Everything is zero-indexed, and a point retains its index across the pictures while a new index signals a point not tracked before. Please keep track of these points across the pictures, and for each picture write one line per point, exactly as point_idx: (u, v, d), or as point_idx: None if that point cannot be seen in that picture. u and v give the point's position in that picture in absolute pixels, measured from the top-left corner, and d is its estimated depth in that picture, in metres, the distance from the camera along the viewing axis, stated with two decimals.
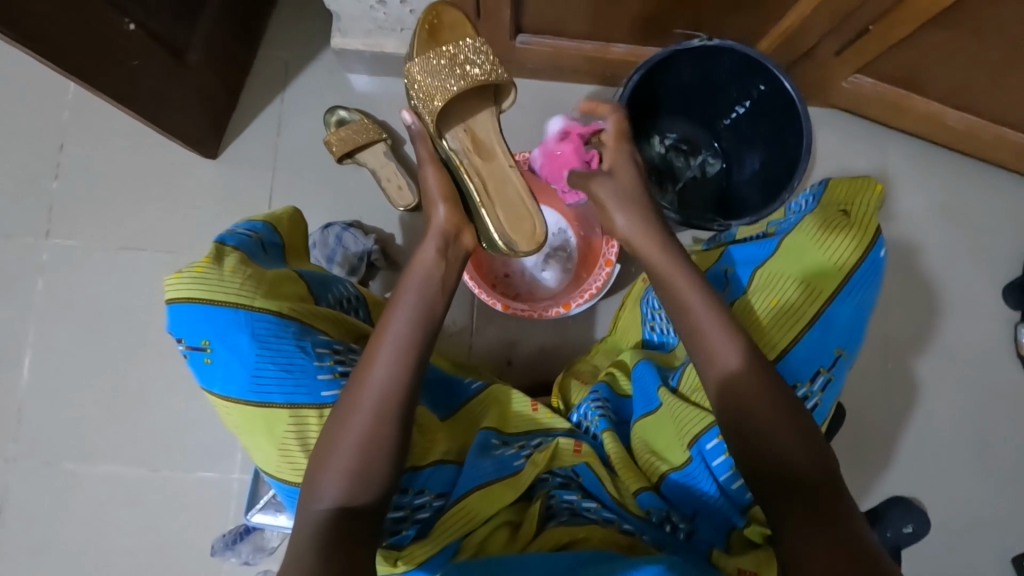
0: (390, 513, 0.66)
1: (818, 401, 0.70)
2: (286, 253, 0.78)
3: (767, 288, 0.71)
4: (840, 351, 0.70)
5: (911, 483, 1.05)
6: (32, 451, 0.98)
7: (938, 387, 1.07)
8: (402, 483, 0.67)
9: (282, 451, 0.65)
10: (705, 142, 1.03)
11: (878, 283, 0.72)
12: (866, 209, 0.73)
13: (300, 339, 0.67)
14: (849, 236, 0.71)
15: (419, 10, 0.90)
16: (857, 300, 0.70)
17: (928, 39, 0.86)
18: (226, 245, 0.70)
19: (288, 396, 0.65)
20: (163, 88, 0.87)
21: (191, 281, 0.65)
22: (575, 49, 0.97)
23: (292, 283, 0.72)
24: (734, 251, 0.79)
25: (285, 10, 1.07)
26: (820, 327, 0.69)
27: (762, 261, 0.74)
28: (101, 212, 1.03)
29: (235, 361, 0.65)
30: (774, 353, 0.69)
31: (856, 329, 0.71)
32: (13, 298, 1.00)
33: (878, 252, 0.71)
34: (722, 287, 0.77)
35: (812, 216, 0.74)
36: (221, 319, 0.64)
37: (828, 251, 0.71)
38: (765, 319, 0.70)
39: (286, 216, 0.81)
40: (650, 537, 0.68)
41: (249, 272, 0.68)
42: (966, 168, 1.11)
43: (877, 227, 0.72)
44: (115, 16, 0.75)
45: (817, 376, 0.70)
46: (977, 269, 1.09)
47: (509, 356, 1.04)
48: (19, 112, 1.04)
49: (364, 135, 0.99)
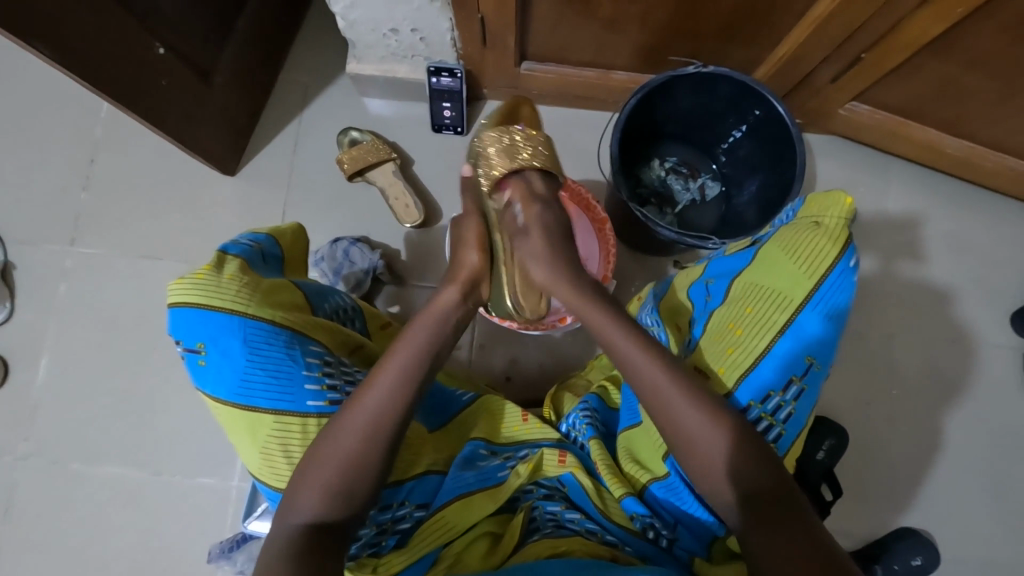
0: (367, 528, 0.65)
1: (792, 410, 0.71)
2: (285, 266, 0.81)
3: (743, 297, 0.74)
4: (811, 360, 0.71)
5: (921, 519, 1.01)
6: (41, 451, 1.01)
7: (947, 417, 1.05)
8: (382, 500, 0.67)
9: (264, 454, 0.67)
10: (704, 166, 1.07)
11: (851, 291, 0.71)
12: (836, 220, 0.72)
13: (290, 347, 0.69)
14: (821, 245, 0.71)
15: (429, 38, 0.95)
16: (825, 310, 0.71)
17: (920, 68, 0.88)
18: (228, 253, 0.72)
19: (273, 403, 0.67)
20: (190, 108, 0.92)
21: (192, 286, 0.66)
22: (577, 75, 1.01)
23: (289, 291, 0.74)
24: (712, 264, 0.81)
25: (307, 39, 1.14)
26: (789, 335, 0.71)
27: (738, 271, 0.76)
28: (123, 221, 1.08)
29: (226, 365, 0.67)
30: (748, 361, 0.71)
31: (826, 337, 0.72)
32: (37, 303, 1.05)
33: (846, 261, 0.70)
34: (705, 301, 0.79)
35: (787, 227, 0.75)
36: (215, 323, 0.66)
37: (797, 261, 0.72)
38: (740, 327, 0.73)
39: (290, 232, 0.83)
40: (633, 549, 0.70)
41: (247, 280, 0.69)
42: (975, 197, 1.11)
43: (848, 236, 0.71)
44: (146, 38, 0.81)
45: (789, 386, 0.71)
46: (981, 296, 1.09)
47: (508, 373, 1.05)
48: (56, 127, 1.11)
49: (374, 154, 1.04)
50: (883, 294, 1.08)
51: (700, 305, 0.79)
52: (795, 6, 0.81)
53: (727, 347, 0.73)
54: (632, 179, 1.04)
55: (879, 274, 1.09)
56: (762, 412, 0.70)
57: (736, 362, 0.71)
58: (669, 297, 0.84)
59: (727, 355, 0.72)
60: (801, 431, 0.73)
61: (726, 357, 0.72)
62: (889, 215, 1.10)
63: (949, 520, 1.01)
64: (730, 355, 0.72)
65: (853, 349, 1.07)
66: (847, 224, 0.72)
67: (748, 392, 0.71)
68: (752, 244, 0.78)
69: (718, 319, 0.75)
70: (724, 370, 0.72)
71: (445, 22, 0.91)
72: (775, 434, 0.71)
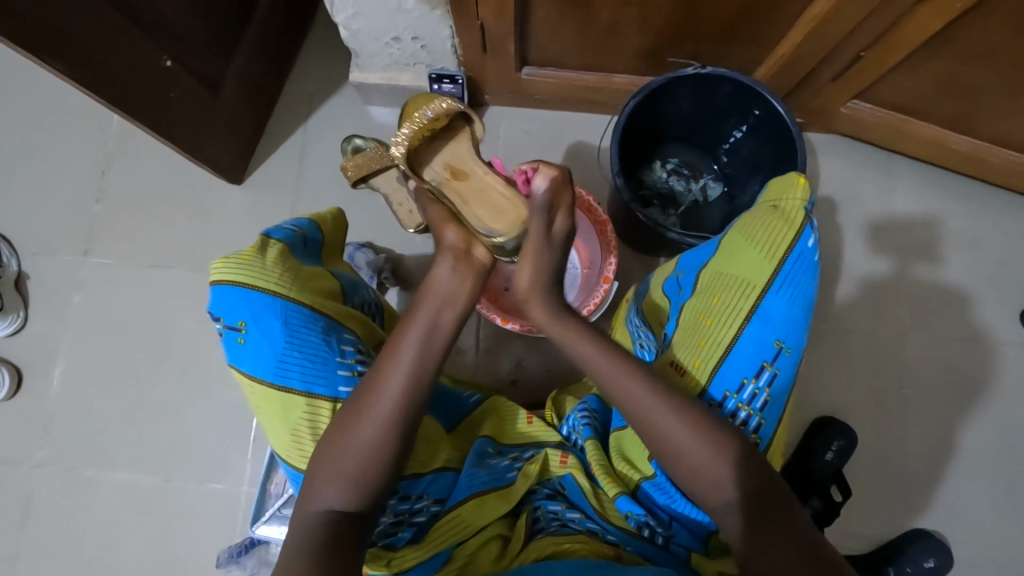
0: (386, 517, 0.66)
1: (768, 397, 0.71)
2: (325, 250, 0.81)
3: (710, 288, 0.74)
4: (781, 344, 0.71)
5: (933, 520, 1.00)
6: (57, 457, 1.03)
7: (958, 417, 1.04)
8: (402, 490, 0.68)
9: (294, 436, 0.67)
10: (706, 166, 1.07)
11: (814, 272, 0.72)
12: (794, 202, 0.73)
13: (327, 334, 0.69)
14: (779, 229, 0.72)
15: (430, 46, 0.96)
16: (790, 293, 0.71)
17: (921, 65, 0.87)
18: (271, 237, 0.73)
19: (307, 386, 0.67)
20: (199, 120, 0.94)
21: (237, 265, 0.68)
22: (578, 80, 1.02)
23: (326, 279, 0.75)
24: (681, 257, 0.80)
25: (312, 50, 1.16)
26: (756, 321, 0.71)
27: (703, 262, 0.76)
28: (134, 231, 1.10)
29: (264, 345, 0.67)
30: (720, 351, 0.71)
31: (796, 320, 0.71)
32: (52, 312, 1.07)
33: (804, 243, 0.71)
34: (676, 294, 0.78)
35: (747, 214, 0.75)
36: (258, 303, 0.67)
37: (756, 246, 0.72)
38: (709, 317, 0.72)
39: (331, 216, 0.84)
40: (634, 548, 0.68)
41: (289, 265, 0.71)
42: (986, 195, 1.10)
43: (807, 216, 0.72)
44: (155, 52, 0.83)
45: (761, 371, 0.71)
46: (991, 293, 1.07)
47: (514, 376, 1.05)
48: (70, 140, 1.13)
49: (378, 161, 0.93)
50: (892, 294, 1.08)
51: (673, 297, 0.78)
52: (792, 6, 0.81)
53: (699, 339, 0.72)
54: (635, 181, 1.05)
55: (889, 272, 1.08)
56: (738, 403, 0.70)
57: (709, 354, 0.71)
58: (652, 294, 0.83)
59: (702, 347, 0.72)
60: (781, 416, 0.72)
61: (701, 349, 0.71)
62: (897, 214, 1.10)
63: (963, 522, 1.00)
64: (704, 347, 0.72)
65: (863, 349, 1.06)
66: (804, 205, 0.73)
67: (724, 382, 0.71)
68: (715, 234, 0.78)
69: (689, 312, 0.74)
70: (700, 362, 0.71)
71: (446, 29, 0.92)
72: (754, 423, 0.71)
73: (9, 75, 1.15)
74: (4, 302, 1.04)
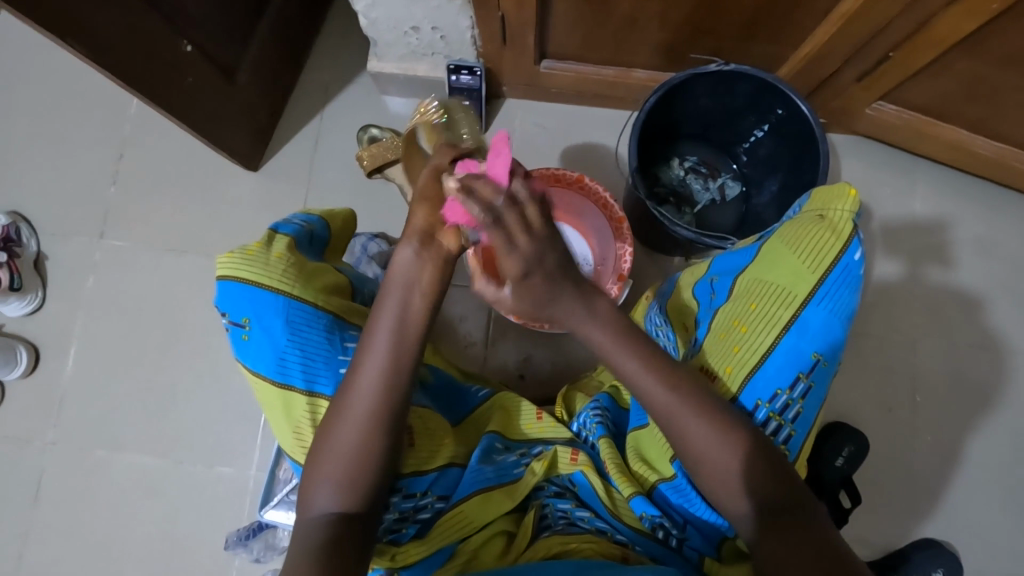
0: (389, 515, 0.66)
1: (800, 410, 0.70)
2: (331, 247, 0.82)
3: (749, 295, 0.73)
4: (817, 357, 0.70)
5: (942, 529, 0.99)
6: (69, 437, 1.04)
7: (971, 425, 1.02)
8: (405, 487, 0.67)
9: (295, 433, 0.67)
10: (724, 165, 1.06)
11: (858, 287, 0.71)
12: (843, 214, 0.71)
13: (330, 331, 0.69)
14: (825, 239, 0.71)
15: (449, 36, 0.95)
16: (831, 306, 0.70)
17: (949, 67, 0.85)
18: (278, 232, 0.73)
19: (309, 383, 0.67)
20: (216, 105, 0.94)
21: (240, 262, 0.68)
22: (596, 74, 1.00)
23: (332, 275, 0.75)
24: (716, 262, 0.79)
25: (328, 38, 1.15)
26: (794, 331, 0.70)
27: (743, 268, 0.75)
28: (149, 215, 1.10)
29: (267, 342, 0.67)
30: (754, 359, 0.69)
31: (834, 335, 0.70)
32: (67, 294, 1.08)
33: (851, 256, 0.70)
34: (709, 298, 0.77)
35: (792, 222, 0.74)
36: (262, 300, 0.67)
37: (802, 257, 0.71)
38: (745, 324, 0.71)
39: (341, 215, 0.85)
40: (642, 548, 0.70)
41: (294, 260, 0.71)
42: (1009, 201, 1.08)
43: (854, 229, 0.70)
44: (173, 37, 0.82)
45: (796, 383, 0.69)
46: (1010, 300, 1.06)
47: (522, 371, 1.05)
48: (87, 123, 1.14)
49: (393, 152, 0.95)
50: (908, 300, 1.06)
51: (704, 302, 0.78)
52: (819, 4, 0.79)
53: (732, 345, 0.71)
54: (650, 179, 1.04)
55: (906, 278, 1.07)
56: (770, 412, 0.69)
57: (743, 360, 0.70)
58: (680, 296, 0.83)
59: (734, 353, 0.70)
60: (809, 431, 0.72)
61: (733, 356, 0.70)
62: (916, 218, 1.08)
63: (972, 531, 0.99)
64: (736, 353, 0.70)
65: (877, 355, 1.04)
66: (852, 218, 0.71)
67: (757, 391, 0.69)
68: (757, 240, 0.77)
69: (723, 317, 0.74)
70: (732, 368, 0.70)
71: (464, 20, 0.91)
72: (784, 434, 0.70)
73: (29, 57, 1.15)
74: (21, 282, 1.05)
